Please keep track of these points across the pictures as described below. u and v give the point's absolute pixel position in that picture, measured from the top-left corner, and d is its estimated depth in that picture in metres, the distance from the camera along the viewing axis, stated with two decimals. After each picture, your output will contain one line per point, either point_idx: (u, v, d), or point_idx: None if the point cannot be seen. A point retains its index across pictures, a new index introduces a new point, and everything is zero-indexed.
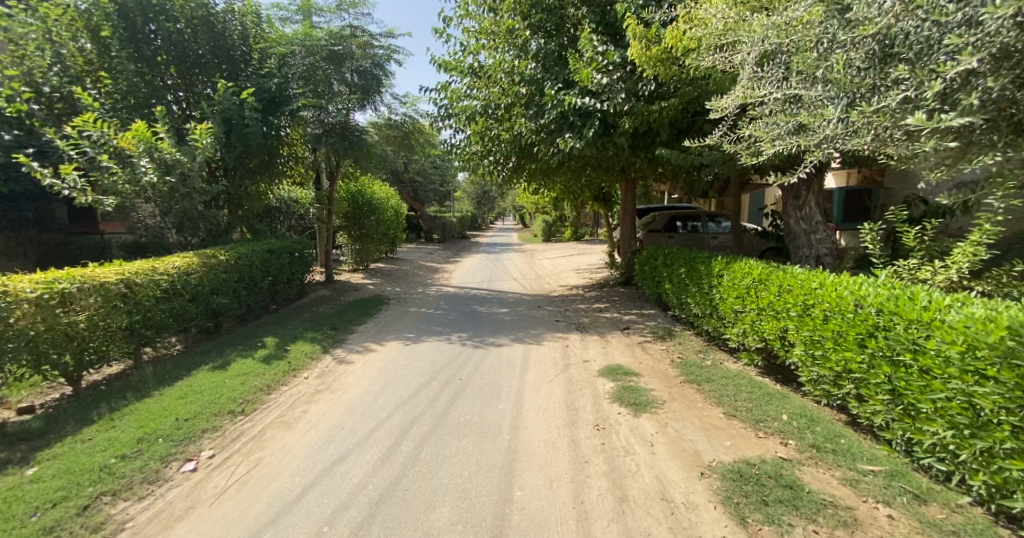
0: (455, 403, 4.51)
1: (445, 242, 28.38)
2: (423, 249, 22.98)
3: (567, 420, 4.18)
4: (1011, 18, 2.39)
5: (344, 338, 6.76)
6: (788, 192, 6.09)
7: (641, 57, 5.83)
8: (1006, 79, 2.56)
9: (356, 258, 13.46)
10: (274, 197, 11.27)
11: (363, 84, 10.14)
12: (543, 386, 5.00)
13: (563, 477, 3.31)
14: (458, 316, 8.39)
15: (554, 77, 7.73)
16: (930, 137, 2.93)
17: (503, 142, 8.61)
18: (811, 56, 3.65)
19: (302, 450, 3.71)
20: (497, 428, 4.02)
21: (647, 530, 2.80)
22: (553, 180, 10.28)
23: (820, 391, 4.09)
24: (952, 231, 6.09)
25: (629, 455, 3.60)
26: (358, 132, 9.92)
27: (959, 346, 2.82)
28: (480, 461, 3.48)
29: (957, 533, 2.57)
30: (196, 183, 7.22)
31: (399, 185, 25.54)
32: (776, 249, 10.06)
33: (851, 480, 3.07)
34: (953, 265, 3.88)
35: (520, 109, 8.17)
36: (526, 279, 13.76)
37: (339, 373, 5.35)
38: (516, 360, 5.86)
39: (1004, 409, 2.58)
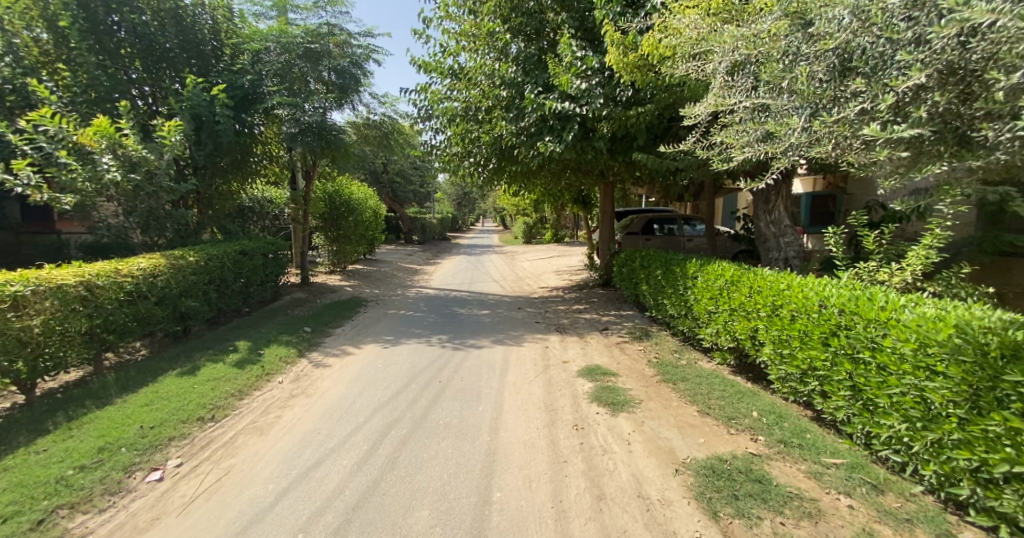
0: (434, 406, 4.56)
1: (425, 242, 28.39)
2: (402, 251, 23.06)
3: (547, 420, 4.28)
4: (955, 37, 2.54)
5: (319, 341, 6.74)
6: (758, 197, 6.31)
7: (618, 63, 5.99)
8: (951, 94, 2.67)
9: (333, 259, 13.29)
10: (247, 197, 11.10)
11: (340, 84, 10.11)
12: (523, 387, 5.09)
13: (542, 477, 3.40)
14: (438, 318, 8.43)
15: (533, 80, 7.80)
16: (882, 147, 2.98)
17: (483, 144, 8.71)
18: (777, 68, 3.79)
19: (275, 456, 3.72)
20: (476, 429, 4.09)
21: (624, 527, 2.90)
22: (534, 182, 10.29)
23: (787, 388, 4.27)
24: (909, 234, 6.40)
25: (607, 453, 3.71)
26: (336, 130, 9.72)
27: (912, 343, 2.99)
28: (459, 464, 3.55)
29: (911, 521, 2.73)
30: (163, 181, 7.17)
31: (377, 186, 25.41)
32: (747, 252, 10.35)
33: (816, 473, 3.22)
34: (908, 268, 4.10)
35: (501, 111, 8.26)
36: (506, 280, 13.88)
37: (314, 377, 5.35)
38: (498, 361, 5.95)
39: (953, 403, 2.74)
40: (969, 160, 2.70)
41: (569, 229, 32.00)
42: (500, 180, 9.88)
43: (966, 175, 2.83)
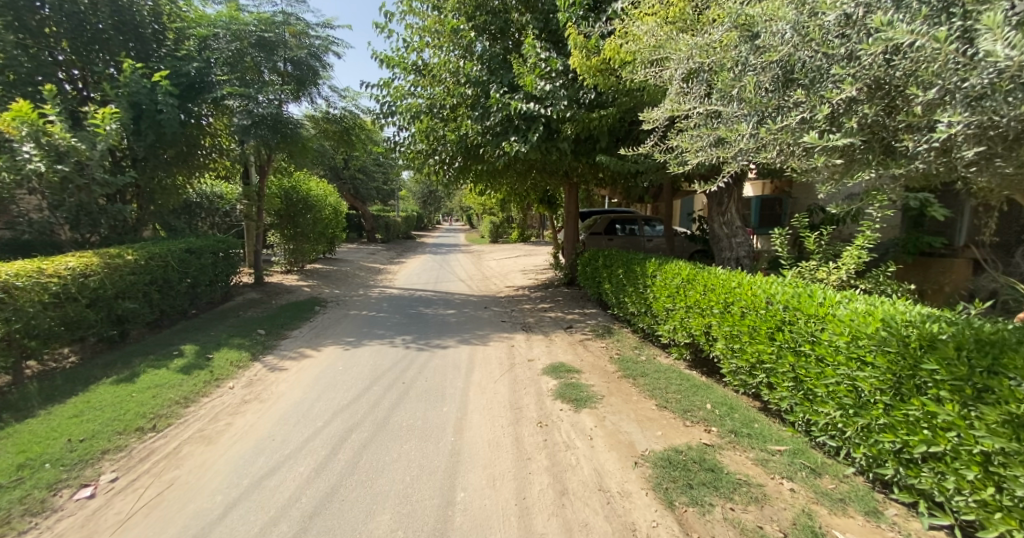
0: (397, 408, 4.59)
1: (389, 242, 28.09)
2: (365, 249, 22.43)
3: (512, 418, 4.38)
4: (881, 54, 2.76)
5: (274, 344, 6.64)
6: (712, 199, 6.58)
7: (582, 66, 6.17)
8: (878, 107, 2.89)
9: (290, 258, 13.03)
10: (193, 192, 10.67)
11: (297, 75, 9.88)
12: (488, 386, 5.17)
13: (506, 476, 3.48)
14: (402, 318, 8.42)
15: (498, 79, 7.87)
16: (820, 155, 3.17)
17: (449, 142, 8.68)
18: (728, 77, 3.94)
19: (224, 467, 3.66)
20: (440, 430, 4.14)
21: (585, 520, 3.02)
22: (499, 182, 10.39)
23: (738, 381, 4.51)
24: (846, 236, 6.84)
25: (570, 449, 3.83)
26: (294, 123, 9.57)
27: (846, 336, 3.22)
28: (422, 465, 3.60)
29: (844, 500, 2.96)
30: (95, 173, 6.81)
31: (338, 182, 24.84)
32: (703, 252, 10.73)
33: (762, 459, 3.44)
34: (843, 266, 4.41)
35: (466, 109, 8.30)
36: (473, 279, 13.92)
37: (269, 382, 5.28)
38: (463, 360, 6.01)
39: (879, 390, 2.95)
40: (893, 168, 2.87)
41: (535, 229, 32.26)
42: (466, 179, 9.92)
43: (890, 183, 3.04)
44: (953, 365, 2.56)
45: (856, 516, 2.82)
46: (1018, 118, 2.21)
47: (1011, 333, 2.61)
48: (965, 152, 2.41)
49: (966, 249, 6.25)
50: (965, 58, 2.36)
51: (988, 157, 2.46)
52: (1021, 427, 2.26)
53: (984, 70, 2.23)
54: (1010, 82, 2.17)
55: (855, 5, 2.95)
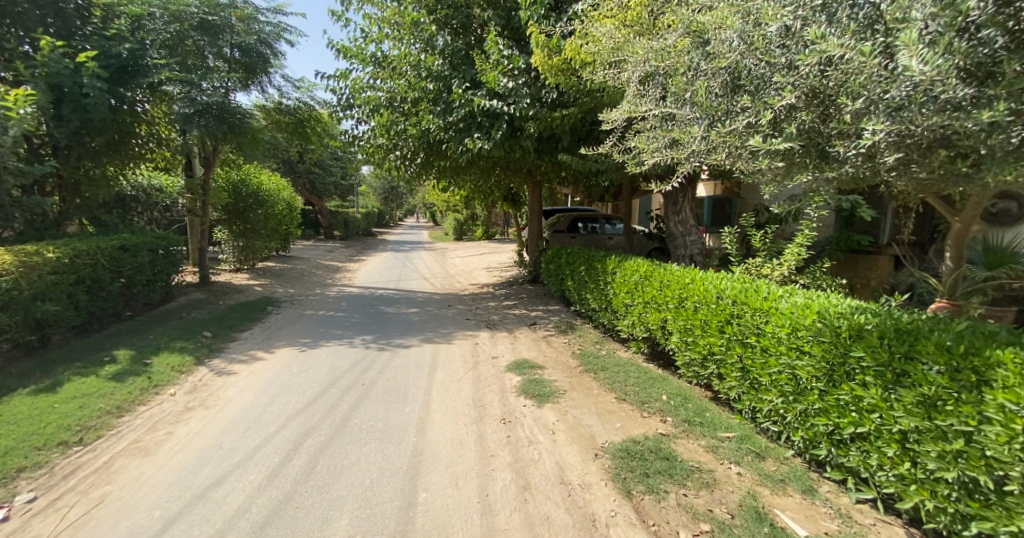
0: (356, 411, 4.56)
1: (348, 239, 27.60)
2: (319, 248, 20.63)
3: (475, 416, 4.45)
4: (816, 65, 2.96)
5: (221, 347, 6.46)
6: (668, 199, 6.82)
7: (543, 65, 6.29)
8: (814, 114, 3.09)
9: (238, 256, 12.60)
10: (129, 184, 10.08)
11: (246, 62, 9.66)
12: (451, 384, 5.23)
13: (468, 474, 3.54)
14: (362, 318, 8.35)
15: (461, 75, 7.94)
16: (764, 157, 3.36)
17: (410, 137, 8.60)
18: (682, 81, 4.09)
19: (164, 478, 3.52)
20: (402, 431, 4.16)
21: (547, 513, 3.11)
22: (462, 178, 10.40)
23: (691, 372, 4.73)
24: (788, 235, 7.25)
25: (533, 444, 3.94)
26: (241, 113, 9.24)
27: (787, 328, 3.44)
28: (382, 468, 3.60)
29: (784, 481, 3.18)
30: (9, 162, 6.29)
31: (293, 175, 24.07)
32: (659, 250, 11.09)
33: (712, 446, 3.64)
34: (785, 263, 4.69)
35: (428, 104, 8.26)
36: (437, 277, 13.89)
37: (214, 388, 5.13)
38: (425, 360, 6.04)
39: (814, 377, 3.17)
40: (826, 172, 3.10)
41: (499, 227, 32.41)
42: (428, 174, 9.93)
43: (825, 185, 3.24)
44: (877, 352, 2.79)
45: (794, 495, 3.05)
46: (931, 128, 2.44)
47: (926, 323, 2.87)
48: (887, 157, 2.63)
49: (889, 248, 6.85)
50: (886, 73, 2.58)
51: (905, 163, 2.70)
52: (932, 407, 2.49)
53: (904, 83, 2.46)
54: (923, 95, 2.42)
55: (794, 18, 3.10)
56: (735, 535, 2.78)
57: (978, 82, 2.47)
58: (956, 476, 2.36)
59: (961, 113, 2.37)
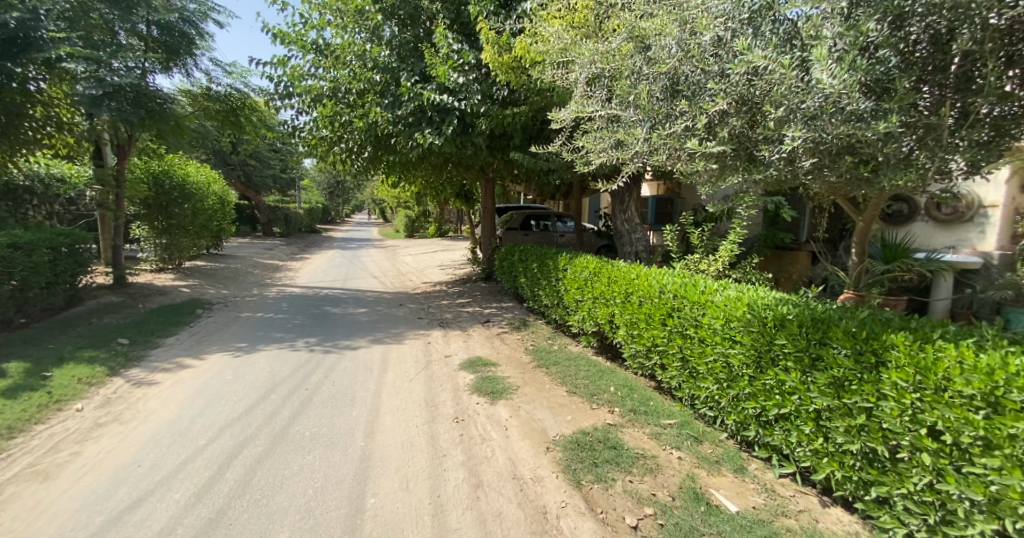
0: (298, 418, 4.41)
1: (289, 236, 26.66)
2: (255, 248, 19.37)
3: (427, 417, 4.46)
4: (744, 75, 3.16)
5: (140, 355, 6.09)
6: (614, 198, 7.09)
7: (493, 62, 6.37)
8: (742, 120, 3.30)
9: (161, 254, 11.91)
10: (21, 172, 9.39)
11: (168, 42, 8.88)
12: (402, 386, 5.22)
13: (420, 476, 3.53)
14: (305, 319, 8.13)
15: (409, 67, 7.91)
16: (700, 159, 3.55)
17: (356, 130, 8.38)
18: (625, 84, 4.21)
19: (71, 503, 3.22)
20: (350, 436, 4.09)
21: (499, 509, 3.17)
22: (412, 174, 10.33)
23: (637, 364, 4.96)
24: (723, 233, 7.69)
25: (486, 441, 4.00)
26: (161, 98, 8.67)
27: (721, 319, 3.69)
28: (327, 475, 3.51)
29: (719, 461, 3.42)
30: None
31: (226, 168, 22.85)
32: (608, 247, 11.47)
33: (655, 433, 3.85)
34: (720, 259, 5.03)
35: (374, 96, 8.08)
36: (387, 276, 13.73)
37: (130, 401, 4.78)
38: (375, 361, 5.98)
39: (744, 364, 3.43)
40: (754, 174, 3.32)
41: (452, 224, 32.35)
42: (375, 169, 9.80)
43: (753, 186, 3.50)
44: (797, 339, 3.07)
45: (727, 474, 3.29)
46: (840, 135, 2.71)
47: (836, 311, 3.19)
48: (804, 162, 2.91)
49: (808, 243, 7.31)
50: (802, 84, 2.82)
51: (819, 167, 3.00)
52: (842, 387, 2.75)
53: (817, 94, 2.70)
54: (832, 106, 2.68)
55: (725, 29, 3.32)
56: (675, 516, 2.97)
57: (877, 96, 2.77)
58: (860, 447, 2.64)
59: (863, 123, 2.63)
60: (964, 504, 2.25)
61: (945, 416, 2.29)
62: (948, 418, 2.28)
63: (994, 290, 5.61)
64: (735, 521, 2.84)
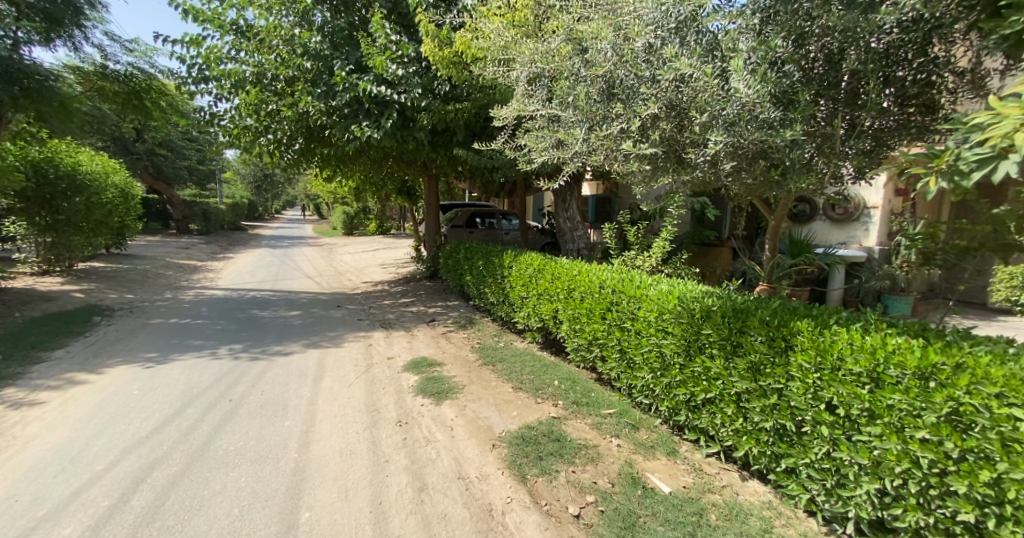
0: (218, 433, 4.14)
1: (211, 233, 25.05)
2: (167, 247, 17.97)
3: (368, 422, 4.38)
4: (672, 81, 3.34)
5: (25, 371, 5.46)
6: (557, 196, 7.27)
7: (434, 55, 6.40)
8: (670, 124, 3.47)
9: (45, 255, 10.54)
10: None
11: (50, 9, 7.51)
12: (341, 391, 5.10)
13: (360, 484, 3.45)
14: (227, 326, 7.71)
15: (343, 56, 7.65)
16: (634, 160, 3.71)
17: (285, 120, 8.00)
18: (565, 85, 4.31)
19: None
20: (281, 447, 3.90)
21: (444, 511, 3.18)
22: (350, 168, 10.15)
23: (579, 357, 5.14)
24: (656, 230, 8.08)
25: (430, 443, 4.00)
26: (41, 75, 7.47)
27: (654, 312, 3.90)
28: (255, 492, 3.33)
29: (654, 446, 3.65)
30: None
31: (128, 157, 20.93)
32: (551, 245, 11.78)
33: (596, 423, 4.03)
34: (655, 254, 5.33)
35: (306, 85, 7.74)
36: (322, 276, 13.33)
37: (10, 425, 4.26)
38: (311, 367, 5.81)
39: (675, 354, 3.65)
40: (683, 175, 3.52)
41: (394, 221, 31.83)
42: (307, 161, 9.44)
43: (681, 187, 3.75)
44: (721, 328, 3.32)
45: (661, 458, 3.51)
46: (754, 141, 2.98)
47: (753, 302, 3.48)
48: (725, 165, 3.14)
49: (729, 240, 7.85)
50: (723, 92, 3.05)
51: (737, 171, 3.24)
52: (759, 371, 3.02)
53: (734, 103, 2.96)
54: (748, 114, 2.94)
55: (655, 37, 3.49)
56: (615, 501, 3.13)
57: (784, 106, 3.05)
58: (772, 424, 2.92)
59: (773, 131, 2.92)
60: (854, 468, 2.54)
61: (839, 392, 2.59)
62: (841, 393, 2.58)
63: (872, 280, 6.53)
64: (668, 501, 3.05)
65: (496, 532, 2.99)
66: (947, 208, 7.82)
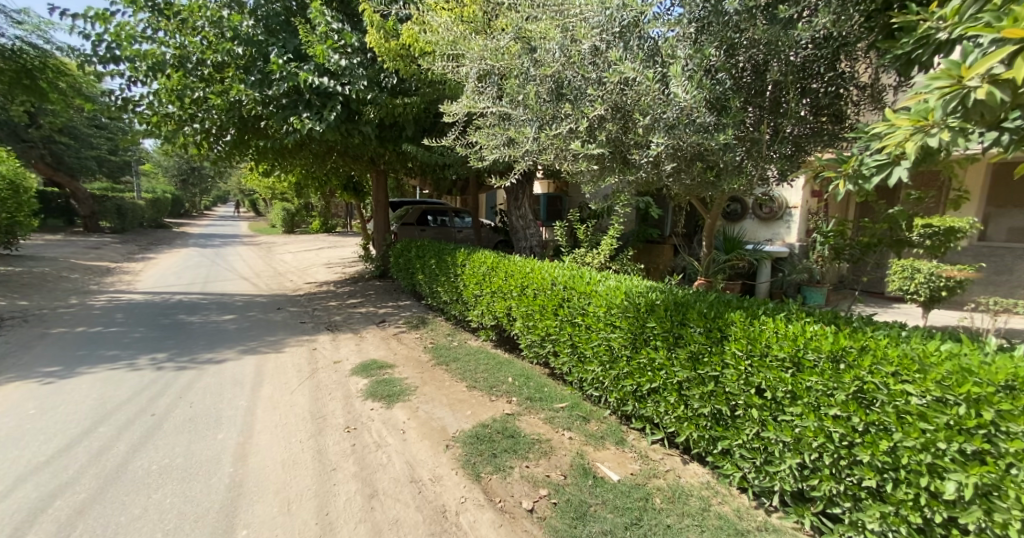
0: (137, 451, 3.89)
1: (124, 231, 23.27)
2: (69, 248, 16.40)
3: (315, 429, 4.29)
4: (617, 83, 3.46)
5: None
6: (509, 195, 7.35)
7: (379, 46, 6.31)
8: (615, 125, 3.60)
9: None
10: None
11: None
12: (283, 398, 4.95)
13: (304, 495, 3.38)
14: (146, 333, 7.27)
15: (280, 43, 7.40)
16: (584, 160, 3.81)
17: (213, 108, 7.42)
18: (515, 84, 4.37)
19: None
20: (213, 463, 3.72)
21: (396, 517, 3.17)
22: (289, 162, 9.83)
23: (532, 353, 5.25)
24: (603, 229, 8.30)
25: (381, 447, 3.97)
26: None
27: (603, 307, 4.04)
28: (181, 514, 3.17)
29: (603, 436, 3.79)
30: None
31: (20, 145, 18.77)
32: (504, 242, 11.89)
33: (549, 418, 4.14)
34: (604, 251, 5.52)
35: (237, 71, 7.35)
36: (259, 276, 12.91)
37: None
38: (248, 374, 5.59)
39: (622, 346, 3.81)
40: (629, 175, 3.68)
41: (340, 218, 30.99)
42: (240, 153, 9.02)
43: (627, 186, 3.90)
44: (664, 321, 3.50)
45: (610, 447, 3.67)
46: (692, 144, 3.18)
47: (693, 295, 3.69)
48: (666, 166, 3.32)
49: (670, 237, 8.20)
50: (663, 97, 3.21)
51: (677, 172, 3.44)
52: (698, 359, 3.21)
53: (674, 106, 3.13)
54: (686, 118, 3.13)
55: (601, 40, 3.62)
56: (567, 493, 3.24)
57: (718, 112, 3.27)
58: (710, 409, 3.12)
59: (709, 134, 3.14)
60: (780, 446, 2.77)
61: (767, 377, 2.81)
62: (769, 378, 2.80)
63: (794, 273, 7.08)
64: (617, 488, 3.19)
65: (449, 533, 3.03)
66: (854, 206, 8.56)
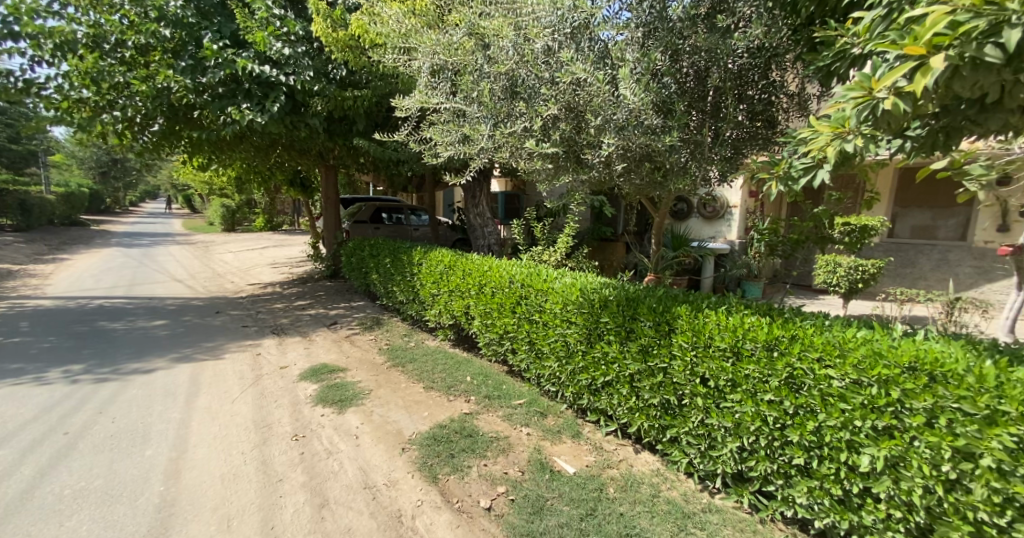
0: (51, 473, 3.67)
1: (30, 229, 21.43)
2: None
3: (260, 439, 4.18)
4: (569, 83, 3.54)
5: None
6: (466, 192, 7.36)
7: (327, 36, 6.19)
8: (567, 125, 3.69)
9: None
10: None
11: None
12: (223, 408, 4.79)
13: (246, 510, 3.30)
14: (57, 343, 6.79)
15: (214, 27, 7.00)
16: (539, 159, 3.88)
17: (139, 97, 6.99)
18: (469, 81, 4.40)
19: None
20: (140, 482, 3.57)
21: (348, 526, 3.15)
22: (226, 156, 9.39)
23: (490, 350, 5.30)
24: (558, 227, 8.40)
25: (333, 454, 3.92)
26: None
27: (559, 303, 4.14)
28: None
29: (559, 431, 3.88)
30: None
31: None
32: (461, 241, 11.88)
33: (507, 415, 4.20)
34: (561, 248, 5.62)
35: (167, 56, 7.05)
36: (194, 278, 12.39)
37: None
38: (183, 384, 5.36)
39: (578, 341, 3.93)
40: (582, 174, 3.77)
41: (287, 216, 29.99)
42: (168, 145, 8.56)
43: (581, 185, 3.99)
44: (616, 316, 3.63)
45: (566, 441, 3.76)
46: (641, 145, 3.32)
47: (644, 291, 3.84)
48: (617, 166, 3.43)
49: (623, 235, 8.42)
50: (613, 98, 3.31)
51: (628, 171, 3.58)
52: (648, 352, 3.35)
53: (623, 108, 3.24)
54: (635, 120, 3.26)
55: (553, 40, 3.69)
56: (524, 488, 3.30)
57: (664, 114, 3.42)
58: (659, 400, 3.26)
59: (656, 136, 3.28)
60: (721, 431, 2.93)
61: (711, 367, 2.98)
62: (712, 368, 2.97)
63: (734, 268, 7.44)
64: (573, 481, 3.28)
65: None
66: (785, 206, 9.11)
